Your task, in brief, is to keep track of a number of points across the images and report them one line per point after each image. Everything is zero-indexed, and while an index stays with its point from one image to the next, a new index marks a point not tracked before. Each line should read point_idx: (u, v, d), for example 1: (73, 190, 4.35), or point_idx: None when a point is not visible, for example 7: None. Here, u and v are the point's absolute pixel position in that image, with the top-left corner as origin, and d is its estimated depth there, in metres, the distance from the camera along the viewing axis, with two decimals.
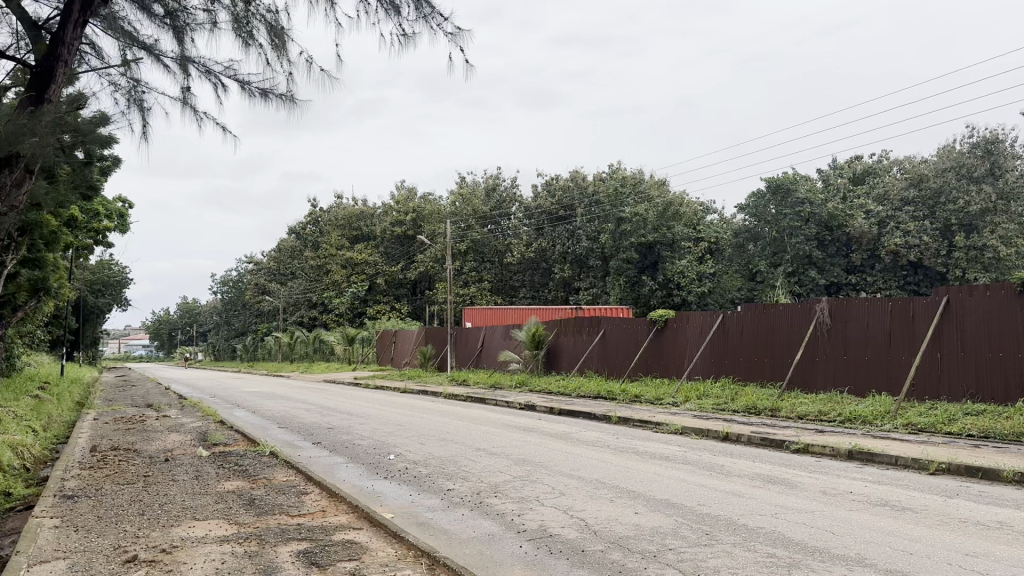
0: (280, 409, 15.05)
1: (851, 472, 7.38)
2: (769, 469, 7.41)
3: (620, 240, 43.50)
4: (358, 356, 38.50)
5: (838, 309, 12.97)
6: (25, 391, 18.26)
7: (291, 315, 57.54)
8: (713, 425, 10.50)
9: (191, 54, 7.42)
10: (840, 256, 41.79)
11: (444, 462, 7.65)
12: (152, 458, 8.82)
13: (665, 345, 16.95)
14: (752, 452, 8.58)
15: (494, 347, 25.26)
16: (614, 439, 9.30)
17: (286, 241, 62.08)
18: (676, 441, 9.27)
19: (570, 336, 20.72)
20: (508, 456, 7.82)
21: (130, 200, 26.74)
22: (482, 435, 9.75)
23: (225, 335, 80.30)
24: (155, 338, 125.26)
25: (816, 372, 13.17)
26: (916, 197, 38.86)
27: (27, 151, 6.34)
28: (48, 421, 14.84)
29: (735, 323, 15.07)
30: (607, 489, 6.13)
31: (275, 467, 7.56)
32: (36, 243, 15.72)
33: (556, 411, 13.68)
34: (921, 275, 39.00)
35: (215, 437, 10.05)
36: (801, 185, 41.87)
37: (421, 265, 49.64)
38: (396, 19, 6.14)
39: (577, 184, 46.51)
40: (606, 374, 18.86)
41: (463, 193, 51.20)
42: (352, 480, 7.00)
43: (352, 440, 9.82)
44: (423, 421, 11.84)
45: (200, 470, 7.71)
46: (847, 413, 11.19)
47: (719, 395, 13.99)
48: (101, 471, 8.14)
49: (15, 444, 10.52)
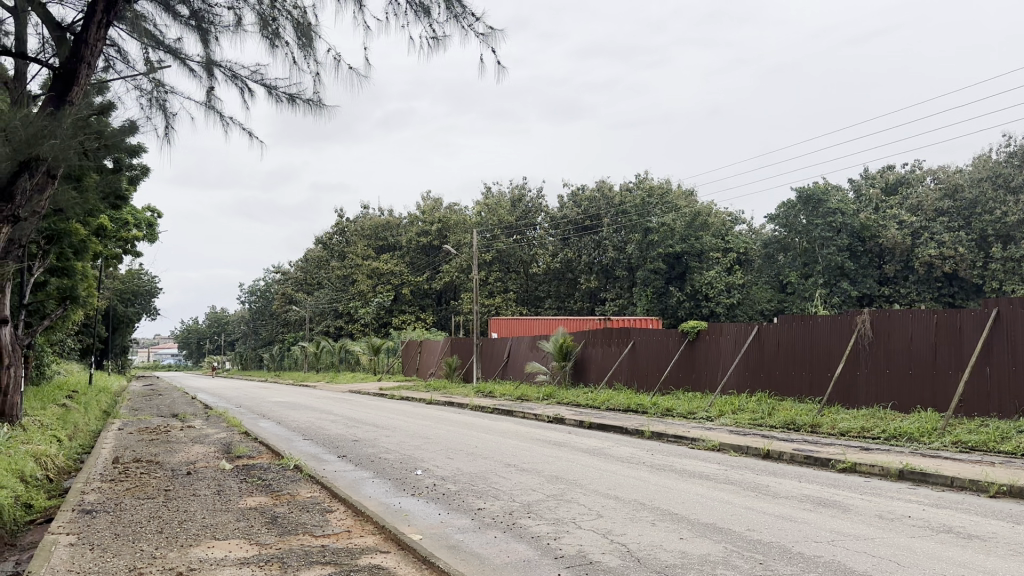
0: (305, 420, 14.84)
1: (904, 494, 6.97)
2: (817, 490, 7.04)
3: (648, 250, 43.05)
4: (383, 366, 38.37)
5: (880, 320, 12.52)
6: (52, 400, 18.22)
7: (317, 325, 57.70)
8: (752, 442, 10.11)
9: (216, 58, 7.30)
10: (872, 267, 40.99)
11: (473, 479, 7.34)
12: (174, 470, 8.61)
13: (697, 358, 16.56)
14: (796, 471, 8.20)
15: (521, 358, 24.95)
16: (650, 456, 8.97)
17: (313, 252, 62.39)
18: (715, 459, 8.91)
19: (598, 347, 20.36)
20: (540, 472, 7.51)
21: (159, 210, 26.78)
22: (511, 449, 9.45)
23: (252, 345, 80.81)
24: (183, 346, 126.54)
25: (858, 387, 12.72)
26: (950, 208, 38.14)
27: (49, 154, 6.18)
28: (74, 430, 14.73)
29: (771, 335, 14.66)
30: (648, 511, 5.79)
31: (299, 482, 7.31)
32: (65, 252, 15.63)
33: (586, 423, 13.34)
34: (956, 287, 38.14)
35: (239, 449, 9.82)
36: (832, 195, 41.22)
37: (447, 276, 49.53)
38: (425, 21, 5.91)
39: (604, 195, 46.14)
40: (636, 387, 18.47)
41: (489, 203, 51.07)
42: (377, 498, 6.71)
43: (379, 453, 9.54)
44: (450, 434, 11.56)
45: (222, 484, 7.47)
46: (892, 429, 10.73)
47: (754, 410, 13.57)
48: (122, 484, 7.93)
49: (38, 453, 10.39)
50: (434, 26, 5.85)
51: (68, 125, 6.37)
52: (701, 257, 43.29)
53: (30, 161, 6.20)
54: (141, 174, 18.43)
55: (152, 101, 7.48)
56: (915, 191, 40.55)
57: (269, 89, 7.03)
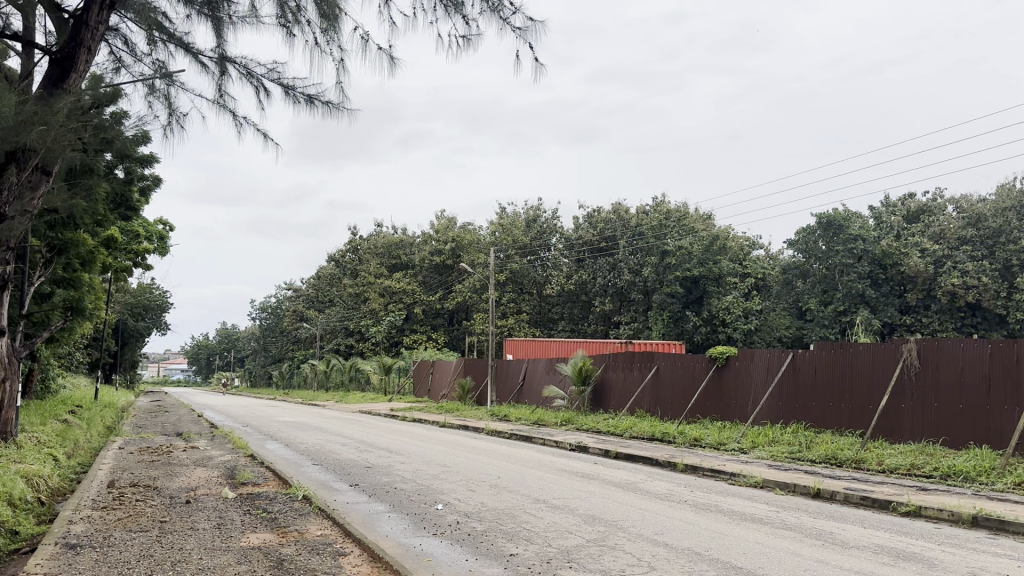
0: (316, 443, 14.10)
1: (987, 545, 6.17)
2: (888, 539, 6.26)
3: (664, 273, 42.19)
4: (393, 386, 37.62)
5: (927, 349, 11.72)
6: (54, 415, 17.52)
7: (327, 343, 57.02)
8: (799, 479, 9.33)
9: (231, 54, 6.78)
10: (894, 295, 39.99)
11: (500, 517, 6.60)
12: (173, 498, 7.88)
13: (726, 386, 15.78)
14: (855, 514, 7.40)
15: (537, 381, 24.20)
16: (690, 492, 8.22)
17: (326, 269, 62.04)
18: (762, 498, 8.12)
19: (619, 372, 19.58)
20: (574, 510, 6.78)
21: (172, 223, 26.32)
22: (539, 482, 8.70)
23: (262, 361, 80.12)
24: (193, 363, 126.09)
25: (902, 419, 11.91)
26: (973, 237, 37.40)
27: (38, 144, 5.61)
28: (73, 448, 14.02)
29: (807, 363, 13.89)
30: (707, 564, 5.06)
31: (309, 516, 6.60)
32: (72, 261, 15.11)
33: (612, 453, 12.55)
34: (979, 318, 37.05)
35: (244, 475, 9.09)
36: (853, 221, 40.47)
37: (459, 295, 48.83)
38: (457, 17, 5.28)
39: (620, 217, 45.42)
40: (659, 415, 17.65)
41: (504, 224, 50.54)
42: (395, 538, 5.97)
43: (395, 483, 8.79)
44: (470, 462, 10.84)
45: (223, 516, 6.76)
46: (945, 468, 9.90)
47: (791, 442, 12.80)
48: (114, 513, 7.22)
49: (30, 474, 9.65)
50: (468, 21, 5.24)
51: (65, 114, 5.82)
52: (719, 282, 42.51)
53: (19, 149, 5.64)
54: (152, 184, 17.99)
55: (159, 95, 6.99)
56: (937, 220, 39.71)
57: (287, 89, 6.50)
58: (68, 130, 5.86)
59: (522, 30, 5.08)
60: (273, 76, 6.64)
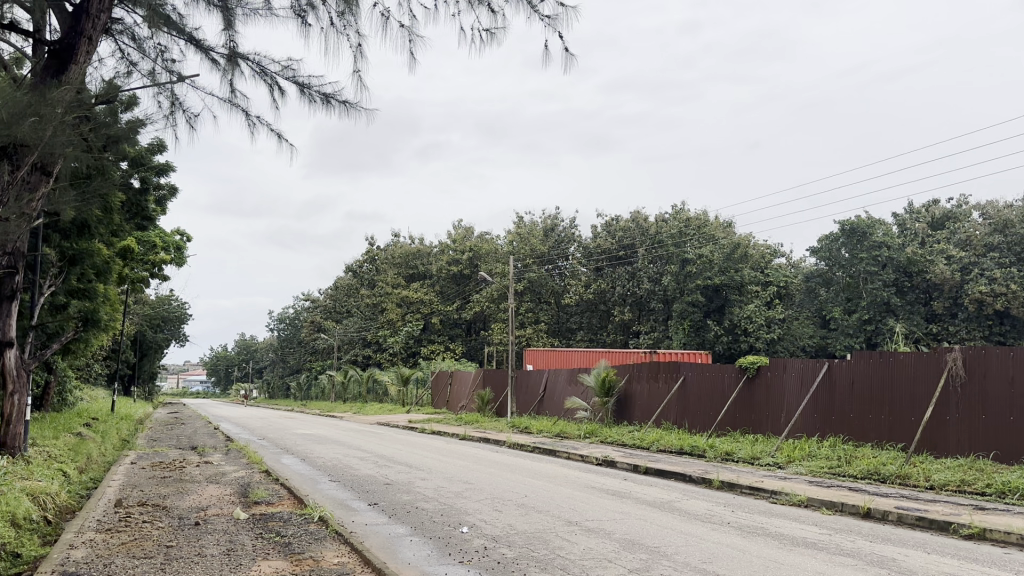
0: (333, 458, 13.60)
1: None
2: (959, 567, 5.72)
3: (685, 282, 41.44)
4: (411, 397, 37.18)
5: (974, 359, 11.09)
6: (68, 428, 17.14)
7: (345, 353, 56.68)
8: (846, 497, 8.76)
9: (244, 49, 6.38)
10: (920, 303, 39.06)
11: (531, 542, 6.10)
12: (182, 520, 7.41)
13: (758, 398, 15.21)
14: (913, 538, 6.84)
15: (558, 392, 23.65)
16: (732, 513, 7.68)
17: (343, 279, 61.91)
18: (810, 519, 7.59)
19: (644, 383, 19.02)
20: (610, 534, 6.28)
21: (189, 234, 26.09)
22: (568, 500, 8.18)
23: (280, 373, 80.08)
24: (212, 373, 126.65)
25: (949, 432, 11.28)
26: (1000, 243, 36.63)
27: (31, 139, 5.22)
28: (85, 463, 13.60)
29: (843, 373, 13.31)
30: None
31: (324, 541, 6.12)
32: (86, 272, 14.76)
33: (641, 468, 12.00)
34: (1008, 326, 35.96)
35: (257, 493, 8.62)
36: (877, 228, 39.87)
37: (477, 305, 48.39)
38: (482, 7, 4.84)
39: (639, 225, 44.88)
40: (687, 428, 17.06)
41: (522, 233, 50.11)
42: (418, 566, 5.47)
43: (416, 502, 8.29)
44: (494, 478, 10.36)
45: (234, 540, 6.30)
46: (1001, 484, 9.26)
47: (829, 456, 12.21)
48: (119, 536, 6.78)
49: (36, 491, 9.21)
50: (495, 11, 4.79)
51: (61, 109, 5.44)
52: (740, 290, 41.72)
53: (12, 145, 5.27)
54: (168, 194, 17.70)
55: (167, 92, 6.60)
56: (963, 226, 38.88)
57: (302, 87, 6.08)
58: (64, 126, 5.48)
59: (552, 18, 4.61)
60: (288, 75, 6.22)
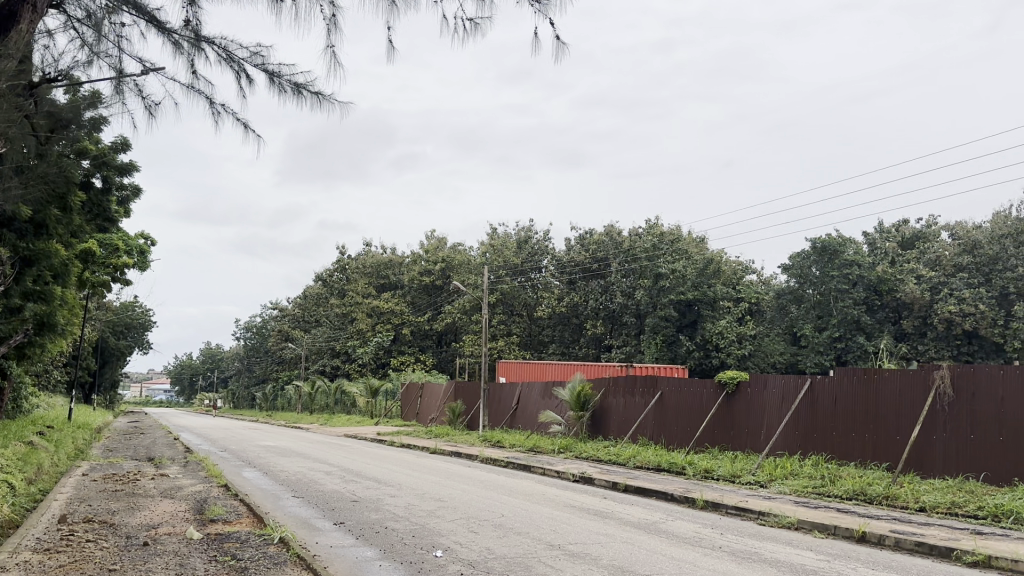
0: (298, 472, 12.98)
1: None
2: None
3: (658, 296, 41.23)
4: (380, 409, 36.46)
5: (962, 377, 10.79)
6: (18, 437, 16.23)
7: (313, 363, 55.71)
8: (837, 519, 8.39)
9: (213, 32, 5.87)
10: (889, 322, 39.42)
11: (513, 567, 5.60)
12: (130, 539, 6.79)
13: (737, 414, 14.85)
14: (915, 565, 6.44)
15: (532, 406, 23.16)
16: (720, 536, 7.23)
17: (312, 289, 61.03)
18: (803, 544, 7.18)
19: (620, 397, 18.62)
20: (597, 560, 5.81)
21: (152, 238, 25.29)
22: (547, 521, 7.69)
23: (247, 382, 78.67)
24: (177, 382, 124.88)
25: (935, 452, 10.97)
26: (970, 263, 36.67)
27: None
28: (34, 474, 12.79)
29: (827, 390, 12.99)
30: None
31: (284, 566, 5.54)
32: (42, 273, 14.03)
33: (620, 486, 11.55)
34: (975, 345, 36.09)
35: (214, 510, 8.00)
36: (848, 246, 40.04)
37: (448, 317, 47.84)
38: None
39: (612, 239, 44.68)
40: (664, 443, 16.66)
41: (495, 245, 49.69)
42: None
43: (386, 522, 7.74)
44: (468, 495, 9.82)
45: (184, 564, 5.71)
46: (993, 507, 8.92)
47: (812, 476, 11.87)
48: (58, 558, 6.14)
49: None
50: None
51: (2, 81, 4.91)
52: (713, 305, 41.38)
53: None
54: (131, 195, 17.00)
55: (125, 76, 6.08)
56: (932, 246, 39.12)
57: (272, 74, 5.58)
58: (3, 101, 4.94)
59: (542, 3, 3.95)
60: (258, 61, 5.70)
